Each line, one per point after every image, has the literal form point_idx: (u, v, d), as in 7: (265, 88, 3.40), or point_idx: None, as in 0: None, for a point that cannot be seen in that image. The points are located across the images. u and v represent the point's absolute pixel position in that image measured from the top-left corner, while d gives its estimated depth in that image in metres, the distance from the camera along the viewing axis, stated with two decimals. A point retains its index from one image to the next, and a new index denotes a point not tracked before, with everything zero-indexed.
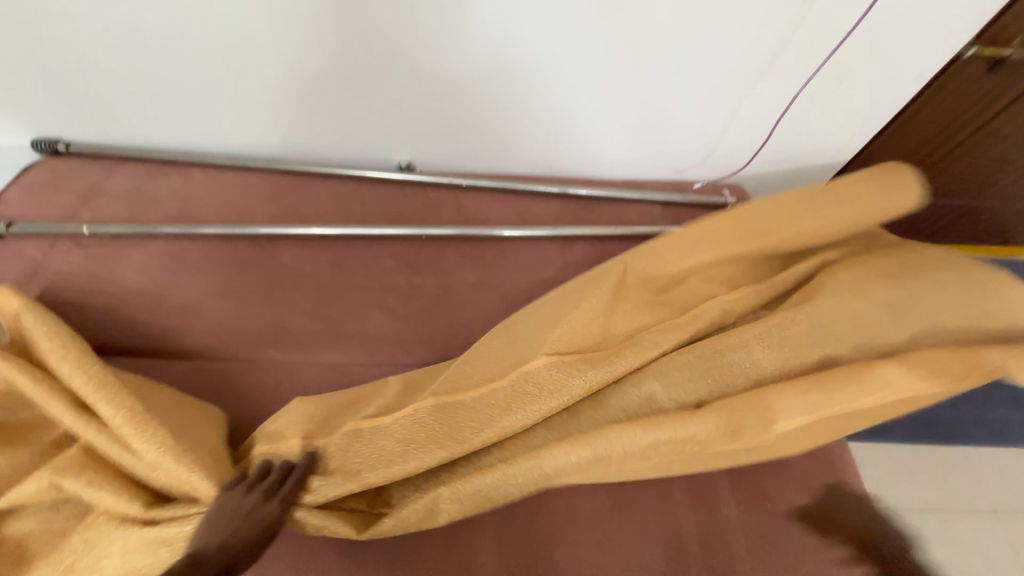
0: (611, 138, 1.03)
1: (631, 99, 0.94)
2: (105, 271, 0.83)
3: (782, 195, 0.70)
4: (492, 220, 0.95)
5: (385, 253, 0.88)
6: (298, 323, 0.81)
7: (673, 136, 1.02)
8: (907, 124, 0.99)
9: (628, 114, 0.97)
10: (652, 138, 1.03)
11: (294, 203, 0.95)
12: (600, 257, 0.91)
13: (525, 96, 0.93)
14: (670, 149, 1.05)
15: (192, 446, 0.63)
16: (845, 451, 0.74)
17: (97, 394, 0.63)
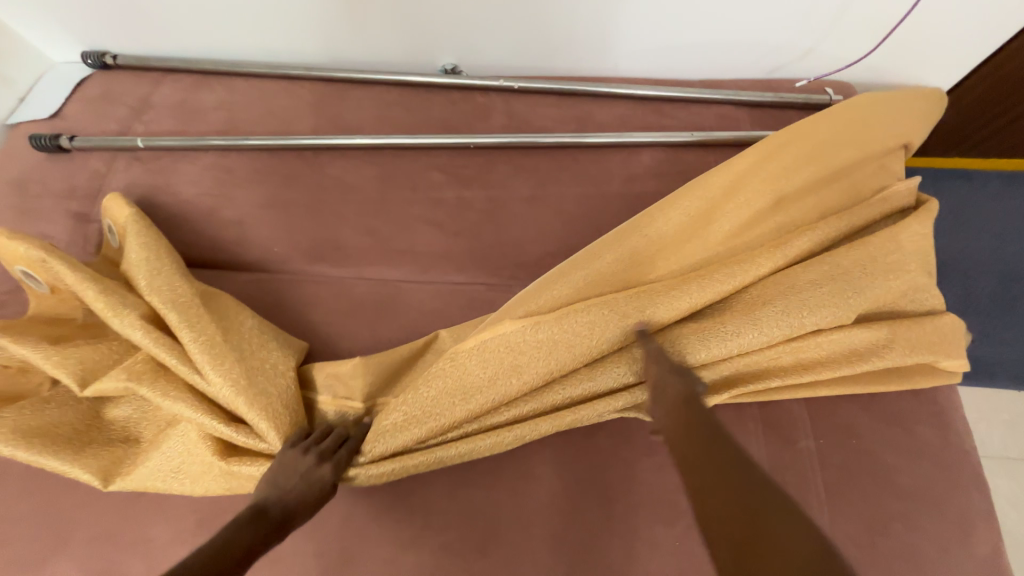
0: (695, 25, 0.85)
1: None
2: (164, 184, 0.84)
3: (812, 123, 0.71)
4: (547, 128, 0.85)
5: (432, 165, 0.82)
6: (347, 237, 0.79)
7: (775, 21, 0.83)
8: None
9: None
10: (746, 26, 0.84)
11: (337, 112, 0.89)
12: (671, 167, 0.79)
13: None
14: (768, 40, 0.86)
15: (260, 385, 0.64)
16: (951, 391, 0.64)
17: (182, 319, 0.66)
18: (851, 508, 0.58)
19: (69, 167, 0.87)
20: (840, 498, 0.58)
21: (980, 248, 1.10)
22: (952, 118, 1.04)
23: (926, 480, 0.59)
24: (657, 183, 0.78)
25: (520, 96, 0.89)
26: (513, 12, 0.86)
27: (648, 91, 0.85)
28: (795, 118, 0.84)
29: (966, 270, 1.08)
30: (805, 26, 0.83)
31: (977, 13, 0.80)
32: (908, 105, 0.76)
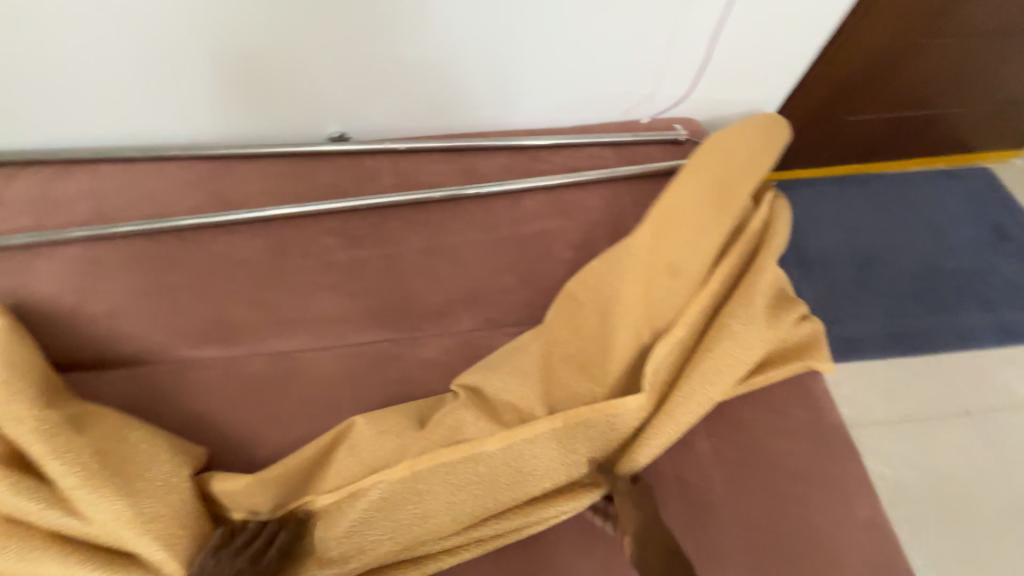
0: (554, 82, 0.96)
1: (570, 38, 0.88)
2: (16, 283, 0.76)
3: (679, 189, 0.73)
4: (436, 183, 0.89)
5: (323, 230, 0.82)
6: (238, 315, 0.76)
7: (619, 73, 0.96)
8: (851, 35, 0.98)
9: (567, 51, 0.90)
10: (598, 78, 0.96)
11: (220, 188, 0.88)
12: (553, 207, 0.86)
13: (453, 45, 0.86)
14: (618, 89, 0.99)
15: (154, 513, 0.57)
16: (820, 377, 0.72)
17: (45, 449, 0.56)
18: (751, 500, 0.61)
19: None
20: (738, 492, 0.62)
21: (830, 243, 1.28)
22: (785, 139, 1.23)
23: (810, 460, 0.64)
24: (543, 223, 0.84)
25: (407, 156, 0.94)
26: (389, 80, 0.91)
27: (522, 142, 0.93)
28: (653, 152, 0.95)
29: (824, 261, 1.25)
30: (644, 76, 0.97)
31: (774, 57, 0.99)
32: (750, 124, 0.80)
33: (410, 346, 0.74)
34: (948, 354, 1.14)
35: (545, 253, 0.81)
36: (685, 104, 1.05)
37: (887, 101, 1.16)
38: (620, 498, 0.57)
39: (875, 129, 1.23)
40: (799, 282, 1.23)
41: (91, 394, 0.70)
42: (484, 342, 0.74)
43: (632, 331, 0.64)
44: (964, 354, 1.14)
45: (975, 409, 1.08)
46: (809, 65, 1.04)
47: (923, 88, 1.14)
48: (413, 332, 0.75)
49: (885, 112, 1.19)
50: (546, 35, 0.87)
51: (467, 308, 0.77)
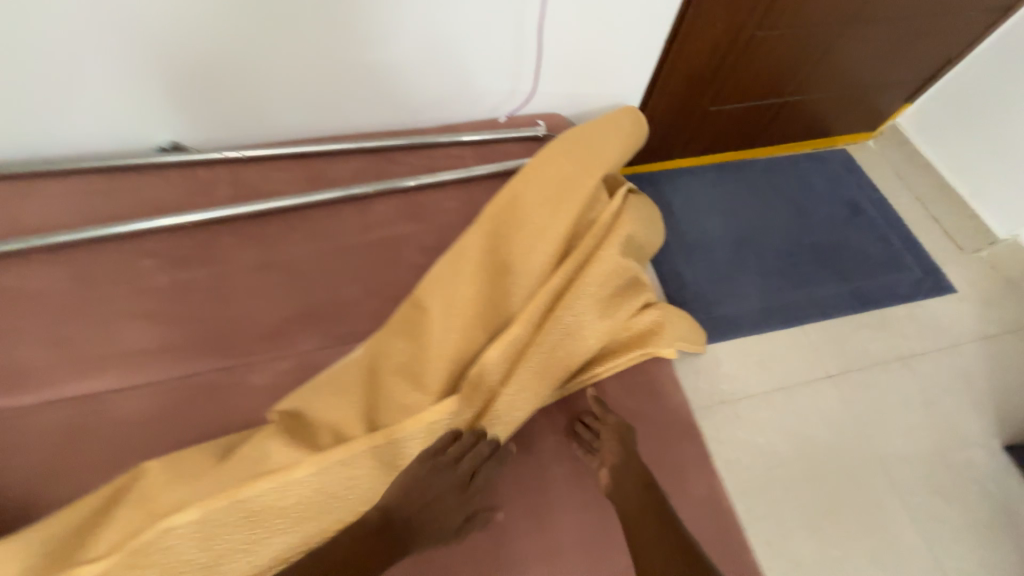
0: (406, 80, 0.92)
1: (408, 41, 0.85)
2: None
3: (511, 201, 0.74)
4: (279, 192, 0.83)
5: (140, 252, 0.74)
6: (29, 359, 0.65)
7: (473, 69, 0.93)
8: (691, 32, 1.01)
9: (410, 47, 0.86)
10: (452, 75, 0.93)
11: (13, 212, 0.76)
12: (406, 211, 0.82)
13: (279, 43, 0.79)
14: (476, 87, 0.97)
15: None
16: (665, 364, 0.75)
17: None
18: (587, 489, 0.64)
19: None
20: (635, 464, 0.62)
21: (709, 228, 1.34)
22: (657, 130, 1.27)
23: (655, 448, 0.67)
24: (393, 228, 0.80)
25: (248, 164, 0.86)
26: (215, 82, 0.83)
27: (375, 144, 0.89)
28: (512, 149, 0.94)
29: (703, 244, 1.31)
30: (499, 73, 0.95)
31: (628, 51, 0.99)
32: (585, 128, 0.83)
33: (242, 373, 0.68)
34: (812, 323, 1.23)
35: (395, 258, 0.77)
36: (549, 100, 1.05)
37: (740, 92, 1.23)
38: (609, 429, 0.64)
39: (735, 117, 1.31)
40: (683, 266, 1.27)
41: None
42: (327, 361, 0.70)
43: (463, 336, 0.64)
44: (825, 322, 1.23)
45: (837, 371, 1.16)
46: (662, 58, 1.07)
47: (772, 78, 1.22)
48: (246, 357, 0.69)
49: (741, 101, 1.26)
50: (386, 35, 0.83)
51: (309, 325, 0.71)
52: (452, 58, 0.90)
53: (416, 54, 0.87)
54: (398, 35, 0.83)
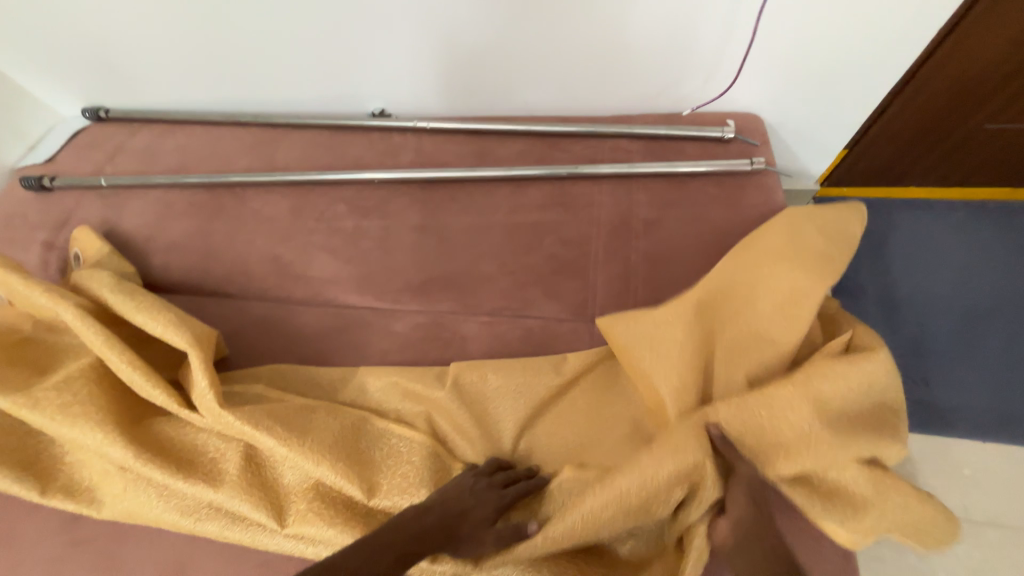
0: (586, 70, 0.91)
1: (593, 19, 0.82)
2: (115, 215, 0.95)
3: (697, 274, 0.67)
4: (449, 163, 0.90)
5: (339, 198, 0.89)
6: (254, 266, 0.85)
7: (663, 59, 0.86)
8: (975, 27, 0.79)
9: (597, 33, 0.84)
10: (637, 65, 0.88)
11: (270, 152, 1.00)
12: (558, 200, 0.81)
13: (474, 29, 0.87)
14: (660, 77, 0.89)
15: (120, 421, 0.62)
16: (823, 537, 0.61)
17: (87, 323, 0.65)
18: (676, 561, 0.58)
19: (46, 202, 1.01)
20: None
21: (934, 286, 1.04)
22: (886, 150, 1.01)
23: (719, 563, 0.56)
24: (540, 212, 0.80)
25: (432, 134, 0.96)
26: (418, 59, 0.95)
27: (543, 128, 0.89)
28: (687, 150, 0.85)
29: (927, 309, 1.02)
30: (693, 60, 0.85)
31: (873, 51, 0.80)
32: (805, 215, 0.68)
33: (385, 317, 0.77)
34: None
35: (536, 245, 0.77)
36: (750, 101, 0.91)
37: None
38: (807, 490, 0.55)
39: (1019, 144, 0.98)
40: (878, 324, 1.01)
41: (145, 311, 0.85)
42: (453, 327, 0.75)
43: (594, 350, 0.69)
44: None
45: None
46: (921, 60, 0.84)
47: None
48: (391, 305, 0.78)
49: None
50: (576, 23, 0.83)
51: (445, 290, 0.77)
52: (638, 44, 0.84)
53: (596, 36, 0.84)
54: (585, 22, 0.82)
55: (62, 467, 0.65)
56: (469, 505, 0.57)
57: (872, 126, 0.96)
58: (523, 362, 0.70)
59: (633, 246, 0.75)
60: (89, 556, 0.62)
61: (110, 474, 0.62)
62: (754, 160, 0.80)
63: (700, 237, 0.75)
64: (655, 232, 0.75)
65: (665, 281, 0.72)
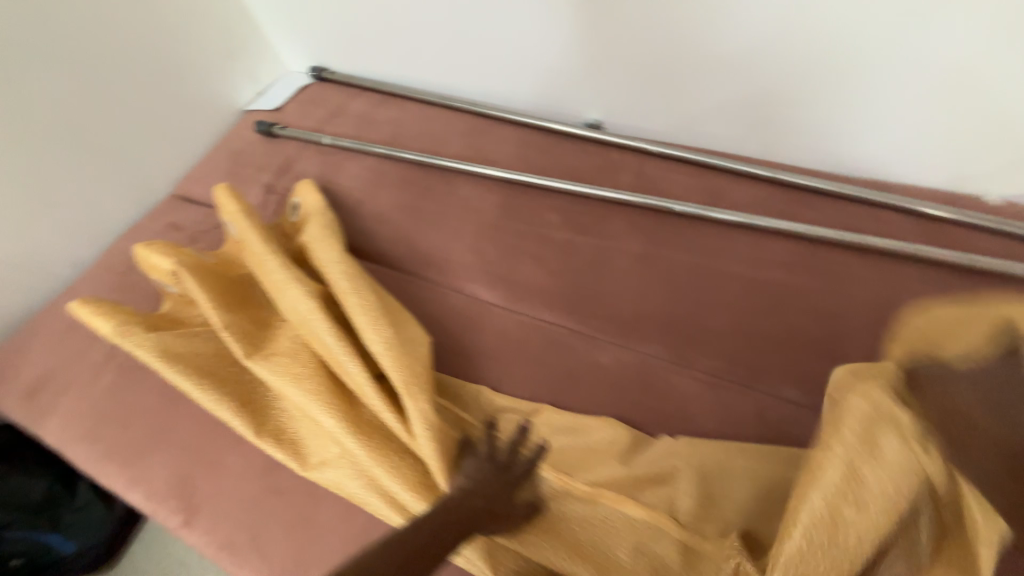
0: (862, 128, 0.79)
1: (901, 70, 0.71)
2: (331, 173, 1.00)
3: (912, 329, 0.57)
4: (674, 195, 0.84)
5: (551, 207, 0.86)
6: (456, 256, 0.84)
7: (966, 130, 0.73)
8: None
9: (900, 83, 0.72)
10: (924, 131, 0.76)
11: (482, 143, 0.99)
12: (810, 265, 0.71)
13: (741, 56, 0.80)
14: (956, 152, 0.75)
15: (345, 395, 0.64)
16: None
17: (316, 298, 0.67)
18: None
19: (271, 146, 1.09)
20: None
21: None
22: None
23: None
24: (786, 275, 0.70)
25: (654, 160, 0.90)
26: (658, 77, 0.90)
27: (792, 178, 0.80)
28: (982, 243, 0.70)
29: None
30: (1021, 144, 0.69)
31: None
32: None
33: (588, 343, 0.72)
34: None
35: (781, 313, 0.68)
36: None
37: None
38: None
39: None
40: None
41: None
42: (665, 377, 0.67)
43: None
44: None
45: None
46: None
47: None
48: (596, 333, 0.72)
49: None
50: (872, 70, 0.73)
51: (662, 334, 0.70)
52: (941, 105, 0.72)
53: (896, 91, 0.73)
54: (886, 70, 0.72)
55: (271, 412, 0.67)
56: (476, 491, 0.59)
57: None
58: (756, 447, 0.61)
59: None
60: (283, 506, 0.64)
61: (325, 446, 0.64)
62: None
63: None
64: None
65: None
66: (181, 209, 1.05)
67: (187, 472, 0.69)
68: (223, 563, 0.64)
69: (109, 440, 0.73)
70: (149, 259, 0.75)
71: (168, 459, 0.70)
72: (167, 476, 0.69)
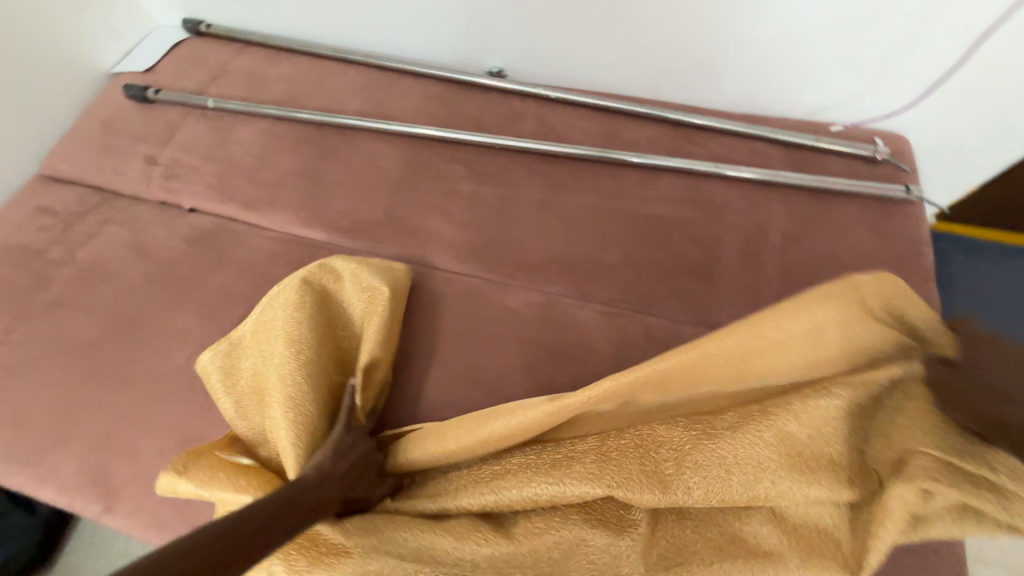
0: (729, 72, 0.88)
1: (751, 22, 0.80)
2: (221, 140, 0.93)
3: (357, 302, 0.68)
4: (574, 139, 0.87)
5: (455, 159, 0.86)
6: (367, 213, 0.84)
7: (806, 70, 0.84)
8: None
9: (753, 32, 0.81)
10: (774, 76, 0.86)
11: (383, 97, 0.96)
12: (692, 196, 0.77)
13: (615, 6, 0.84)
14: (813, 77, 0.84)
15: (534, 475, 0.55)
16: None
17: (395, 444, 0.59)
18: None
19: (148, 114, 0.98)
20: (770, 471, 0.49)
21: None
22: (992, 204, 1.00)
23: None
24: (670, 207, 0.77)
25: (552, 106, 0.92)
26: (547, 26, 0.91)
27: (678, 116, 0.85)
28: (831, 166, 0.80)
29: None
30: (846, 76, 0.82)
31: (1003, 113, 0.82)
32: (581, 153, 0.82)
33: (497, 289, 0.75)
34: None
35: (667, 243, 0.75)
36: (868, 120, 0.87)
37: None
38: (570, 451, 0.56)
39: None
40: None
41: (246, 242, 0.83)
42: (567, 312, 0.72)
43: None
44: None
45: None
46: None
47: None
48: (505, 278, 0.76)
49: None
50: (730, 22, 0.81)
51: (564, 272, 0.75)
52: (784, 48, 0.82)
53: (749, 34, 0.82)
54: (742, 23, 0.81)
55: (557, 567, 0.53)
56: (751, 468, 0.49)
57: (998, 180, 0.95)
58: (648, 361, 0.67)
59: (767, 259, 0.72)
60: None
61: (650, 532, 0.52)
62: (910, 189, 0.76)
63: (840, 259, 0.71)
64: (794, 247, 0.72)
65: None
66: (48, 190, 0.94)
67: (104, 460, 0.67)
68: (154, 541, 0.64)
69: (10, 441, 0.70)
70: (176, 483, 0.53)
71: (76, 451, 0.68)
72: (78, 468, 0.67)
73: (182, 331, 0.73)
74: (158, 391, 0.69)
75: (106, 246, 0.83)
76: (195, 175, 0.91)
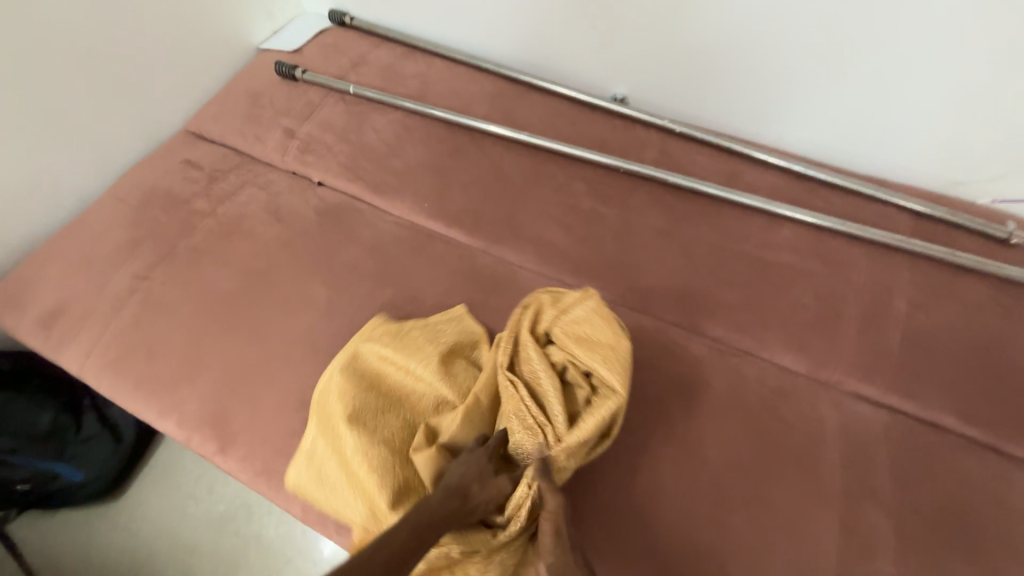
0: (859, 136, 0.90)
1: (897, 95, 0.83)
2: (357, 124, 1.00)
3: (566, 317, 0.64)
4: (696, 174, 0.89)
5: (578, 176, 0.90)
6: (488, 213, 0.87)
7: (944, 147, 0.85)
8: None
9: (894, 104, 0.84)
10: (907, 146, 0.87)
11: (511, 108, 1.01)
12: (815, 249, 0.78)
13: (756, 58, 0.88)
14: (965, 155, 0.84)
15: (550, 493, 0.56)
16: (819, 426, 0.65)
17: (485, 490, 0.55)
18: None
19: (292, 91, 1.06)
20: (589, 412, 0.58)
21: None
22: None
23: (841, 555, 0.57)
24: (791, 257, 0.78)
25: (675, 138, 0.94)
26: (682, 64, 0.95)
27: (804, 168, 0.86)
28: (961, 240, 0.79)
29: None
30: (987, 156, 0.83)
31: None
32: (706, 190, 0.84)
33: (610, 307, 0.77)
34: None
35: (786, 291, 0.75)
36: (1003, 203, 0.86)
37: None
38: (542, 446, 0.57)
39: None
40: None
41: (371, 223, 0.88)
42: (678, 343, 0.73)
43: (844, 424, 0.66)
44: None
45: None
46: None
47: None
48: (617, 298, 0.78)
49: None
50: (874, 93, 0.84)
51: (678, 303, 0.76)
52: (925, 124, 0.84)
53: (892, 105, 0.84)
54: (886, 96, 0.83)
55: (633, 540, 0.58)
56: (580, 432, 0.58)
57: None
58: (760, 406, 0.67)
59: (891, 325, 0.71)
60: None
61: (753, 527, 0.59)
62: None
63: (969, 334, 0.70)
64: (920, 316, 0.72)
65: (927, 373, 0.68)
66: (194, 145, 1.02)
67: (225, 405, 0.71)
68: (261, 489, 0.68)
69: (139, 370, 0.75)
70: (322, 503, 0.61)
71: (200, 392, 0.72)
72: (199, 409, 0.72)
73: (310, 297, 0.78)
74: (283, 350, 0.74)
75: (245, 206, 0.89)
76: (330, 152, 0.97)
